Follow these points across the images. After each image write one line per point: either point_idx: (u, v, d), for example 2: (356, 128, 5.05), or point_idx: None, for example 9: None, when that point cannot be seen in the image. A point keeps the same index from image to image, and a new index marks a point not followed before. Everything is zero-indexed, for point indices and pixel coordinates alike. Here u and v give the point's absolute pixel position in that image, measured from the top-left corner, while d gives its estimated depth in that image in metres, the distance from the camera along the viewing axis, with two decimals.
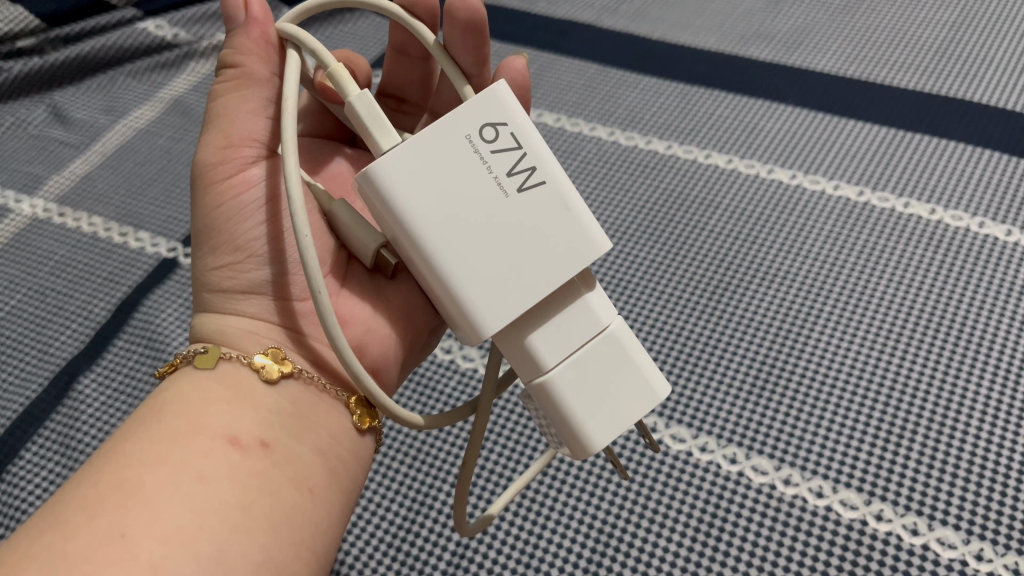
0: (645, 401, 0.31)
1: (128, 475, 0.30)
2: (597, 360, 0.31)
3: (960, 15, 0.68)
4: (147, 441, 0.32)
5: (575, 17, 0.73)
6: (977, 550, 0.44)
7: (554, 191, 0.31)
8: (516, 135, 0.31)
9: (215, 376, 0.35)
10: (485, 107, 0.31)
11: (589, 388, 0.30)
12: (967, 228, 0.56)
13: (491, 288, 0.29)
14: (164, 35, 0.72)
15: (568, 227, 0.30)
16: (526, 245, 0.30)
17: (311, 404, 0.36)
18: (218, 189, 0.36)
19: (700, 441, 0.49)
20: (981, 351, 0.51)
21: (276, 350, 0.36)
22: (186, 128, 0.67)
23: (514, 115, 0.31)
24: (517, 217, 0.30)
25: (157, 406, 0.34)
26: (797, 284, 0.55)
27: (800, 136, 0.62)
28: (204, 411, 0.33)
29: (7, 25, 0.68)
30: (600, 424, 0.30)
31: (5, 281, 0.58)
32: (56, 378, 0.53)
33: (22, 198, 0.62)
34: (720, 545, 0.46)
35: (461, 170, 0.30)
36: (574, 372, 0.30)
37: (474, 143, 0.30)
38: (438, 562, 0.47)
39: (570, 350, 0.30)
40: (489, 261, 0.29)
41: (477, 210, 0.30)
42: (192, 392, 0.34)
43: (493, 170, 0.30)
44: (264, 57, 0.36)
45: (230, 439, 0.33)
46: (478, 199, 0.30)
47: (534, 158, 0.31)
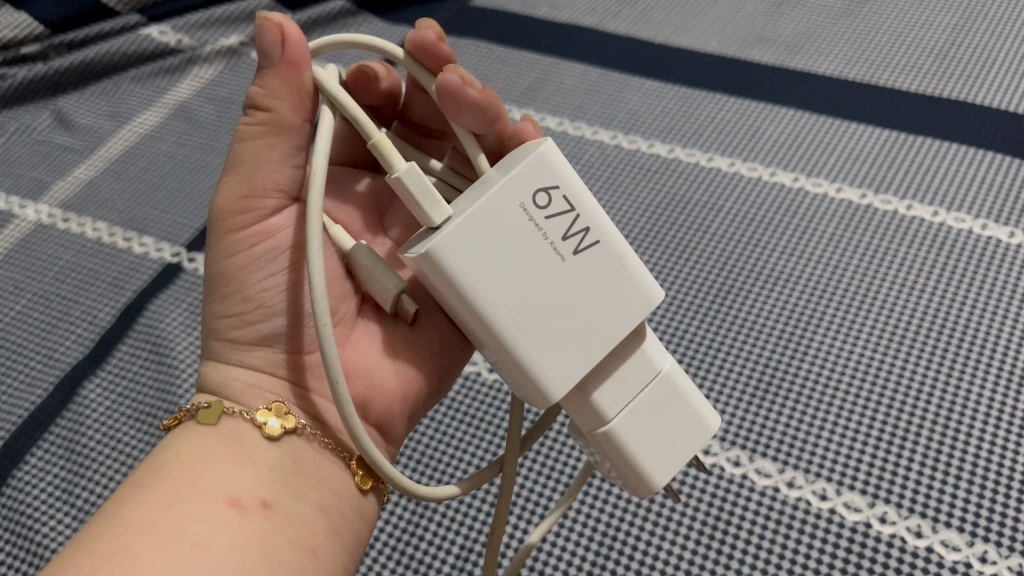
0: (699, 439, 0.32)
1: (125, 543, 0.30)
2: (657, 403, 0.31)
3: (961, 18, 0.68)
4: (146, 500, 0.32)
5: (577, 20, 0.74)
6: (981, 552, 0.44)
7: (609, 251, 0.30)
8: (568, 197, 0.30)
9: (216, 434, 0.35)
10: (535, 173, 0.29)
11: (650, 430, 0.31)
12: (969, 229, 0.56)
13: (558, 354, 0.29)
14: (168, 40, 0.73)
15: (623, 286, 0.30)
16: (587, 313, 0.29)
17: (318, 461, 0.36)
18: (237, 251, 0.36)
19: (703, 444, 0.49)
20: (983, 352, 0.51)
21: (279, 405, 0.36)
22: (191, 133, 0.67)
23: (565, 178, 0.30)
24: (577, 284, 0.29)
25: (154, 467, 0.34)
26: (799, 286, 0.55)
27: (803, 141, 0.63)
28: (202, 470, 0.33)
29: (12, 31, 0.69)
30: (662, 464, 0.31)
31: (11, 287, 0.58)
32: (62, 383, 0.54)
33: (28, 203, 0.63)
34: (723, 548, 0.46)
35: (519, 245, 0.29)
36: (636, 417, 0.31)
37: (528, 211, 0.29)
38: (444, 563, 0.47)
39: (629, 396, 0.31)
40: (557, 328, 0.29)
41: (537, 283, 0.29)
42: (190, 451, 0.34)
43: (548, 236, 0.29)
44: (297, 103, 0.34)
45: (229, 503, 0.32)
46: (539, 270, 0.29)
47: (587, 219, 0.30)
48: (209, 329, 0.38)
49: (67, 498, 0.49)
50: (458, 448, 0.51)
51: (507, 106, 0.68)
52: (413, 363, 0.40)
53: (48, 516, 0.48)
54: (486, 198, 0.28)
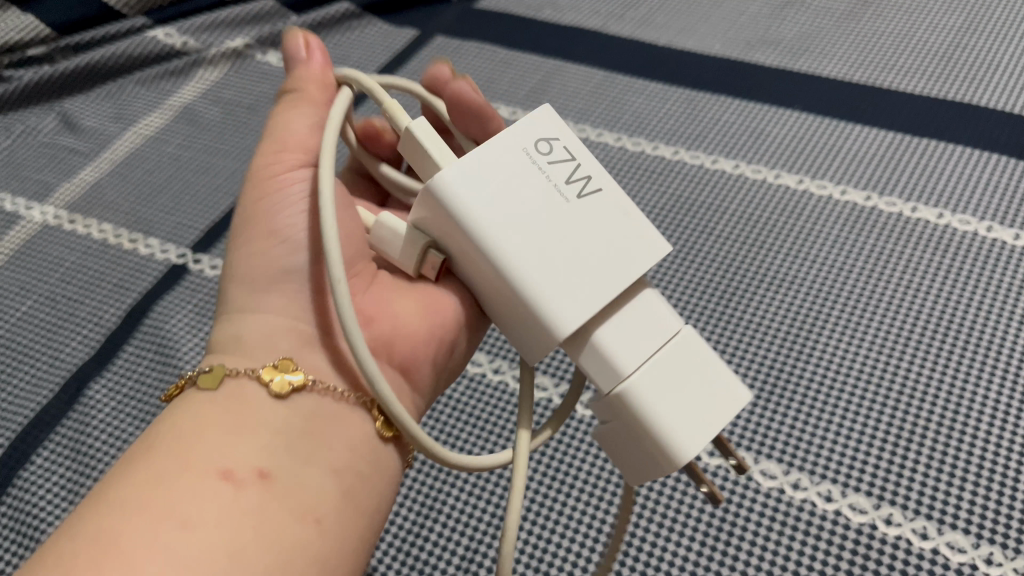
0: (730, 404, 0.29)
1: (119, 517, 0.30)
2: (674, 359, 0.30)
3: (964, 19, 0.68)
4: (140, 476, 0.32)
5: (581, 23, 0.74)
6: (987, 554, 0.44)
7: (611, 197, 0.32)
8: (570, 148, 0.32)
9: (214, 402, 0.35)
10: (537, 125, 0.32)
11: (673, 384, 0.29)
12: (974, 231, 0.56)
13: (567, 280, 0.29)
14: (173, 43, 0.73)
15: (626, 227, 0.31)
16: (592, 246, 0.30)
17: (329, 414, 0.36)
18: (265, 199, 0.38)
19: (708, 446, 0.49)
20: (987, 355, 0.51)
21: (284, 361, 0.36)
22: (196, 135, 0.68)
23: (565, 132, 0.32)
24: (580, 221, 0.31)
25: (149, 443, 0.34)
26: (805, 288, 0.55)
27: (807, 142, 0.63)
28: (196, 442, 0.33)
29: (18, 34, 0.70)
30: (687, 426, 0.29)
31: (17, 288, 0.58)
32: (67, 384, 0.54)
33: (33, 205, 0.63)
34: (728, 549, 0.46)
35: (523, 183, 0.30)
36: (655, 370, 0.29)
37: (530, 155, 0.31)
38: (451, 562, 0.47)
39: (648, 348, 0.30)
40: (561, 260, 0.30)
41: (542, 218, 0.30)
42: (184, 424, 0.34)
43: (552, 179, 0.31)
44: (321, 86, 0.40)
45: (226, 471, 0.32)
46: (543, 207, 0.30)
47: (589, 169, 0.32)
48: (234, 278, 0.39)
49: (72, 498, 0.49)
50: (462, 449, 0.51)
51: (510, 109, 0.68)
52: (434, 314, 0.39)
53: (54, 517, 0.48)
54: (491, 140, 0.31)
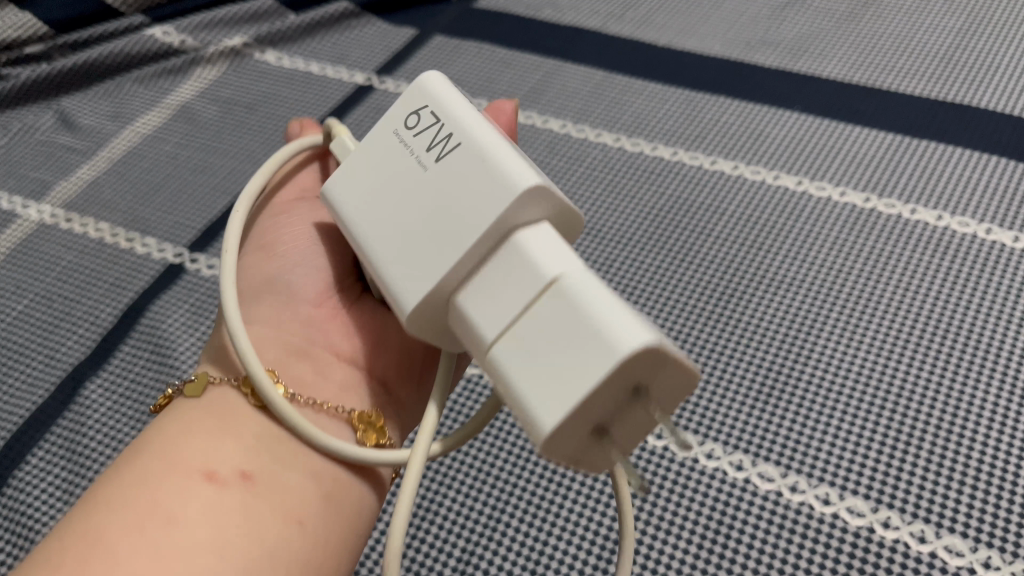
0: (611, 352, 0.24)
1: (102, 517, 0.31)
2: (545, 314, 0.26)
3: (965, 21, 0.68)
4: (124, 478, 0.33)
5: (581, 23, 0.74)
6: (985, 558, 0.44)
7: (468, 148, 0.31)
8: (436, 113, 0.33)
9: (201, 406, 0.37)
10: (411, 103, 0.34)
11: (539, 351, 0.26)
12: (974, 234, 0.56)
13: (420, 265, 0.30)
14: (171, 41, 0.73)
15: (482, 175, 0.30)
16: (443, 213, 0.30)
17: (312, 421, 0.38)
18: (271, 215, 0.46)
19: (706, 448, 0.49)
20: (985, 356, 0.51)
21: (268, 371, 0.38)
22: (194, 134, 0.67)
23: (434, 98, 0.33)
24: (437, 186, 0.31)
25: (137, 447, 0.35)
26: (804, 291, 0.55)
27: (807, 143, 0.62)
28: (180, 446, 0.34)
29: (15, 31, 0.70)
30: (552, 399, 0.25)
31: (13, 286, 0.58)
32: (62, 383, 0.53)
33: (30, 203, 0.63)
34: (726, 551, 0.46)
35: (393, 168, 0.33)
36: (519, 338, 0.26)
37: (400, 134, 0.34)
38: (448, 563, 0.47)
39: (512, 315, 0.27)
40: (417, 227, 0.31)
41: (404, 197, 0.32)
42: (171, 428, 0.36)
43: (415, 152, 0.33)
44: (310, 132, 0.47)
45: (209, 475, 0.34)
46: (406, 183, 0.32)
47: (452, 128, 0.32)
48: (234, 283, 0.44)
49: (67, 498, 0.49)
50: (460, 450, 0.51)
51: None
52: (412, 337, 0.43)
53: (48, 517, 0.48)
54: (369, 136, 0.35)
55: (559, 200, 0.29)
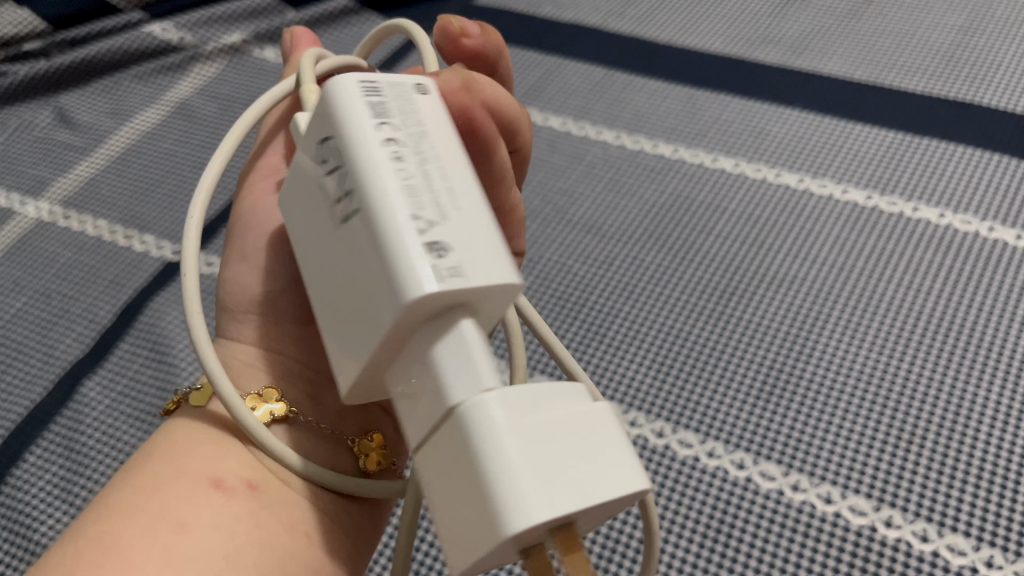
0: (494, 537, 0.21)
1: (110, 526, 0.31)
2: (447, 446, 0.23)
3: (966, 19, 0.67)
4: (129, 488, 0.33)
5: (581, 20, 0.73)
6: (987, 557, 0.44)
7: (362, 217, 0.25)
8: (337, 149, 0.27)
9: (205, 416, 0.37)
10: (320, 123, 0.28)
11: (444, 482, 0.23)
12: (976, 232, 0.56)
13: (335, 346, 0.27)
14: (170, 38, 0.72)
15: (375, 262, 0.24)
16: (348, 293, 0.26)
17: (313, 446, 0.38)
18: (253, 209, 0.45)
19: (707, 447, 0.49)
20: (986, 354, 0.51)
21: (267, 392, 0.39)
22: (192, 131, 0.67)
23: (338, 125, 0.27)
24: (341, 253, 0.26)
25: (140, 459, 0.35)
26: (805, 289, 0.55)
27: (808, 141, 0.62)
28: (185, 456, 0.34)
29: (13, 28, 0.69)
30: (452, 546, 0.22)
31: (11, 284, 0.58)
32: (60, 381, 0.53)
33: (28, 200, 0.62)
34: (727, 550, 0.46)
35: (312, 205, 0.29)
36: (427, 462, 0.24)
37: (315, 166, 0.28)
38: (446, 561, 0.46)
39: (423, 432, 0.24)
40: (331, 295, 0.27)
41: (320, 251, 0.28)
42: (176, 439, 0.35)
43: (327, 197, 0.27)
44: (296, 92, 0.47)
45: (217, 483, 0.34)
46: (321, 234, 0.28)
47: (351, 179, 0.26)
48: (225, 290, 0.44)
49: (65, 497, 0.49)
50: None
51: None
52: None
53: (45, 515, 0.48)
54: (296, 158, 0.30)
55: (471, 290, 0.23)
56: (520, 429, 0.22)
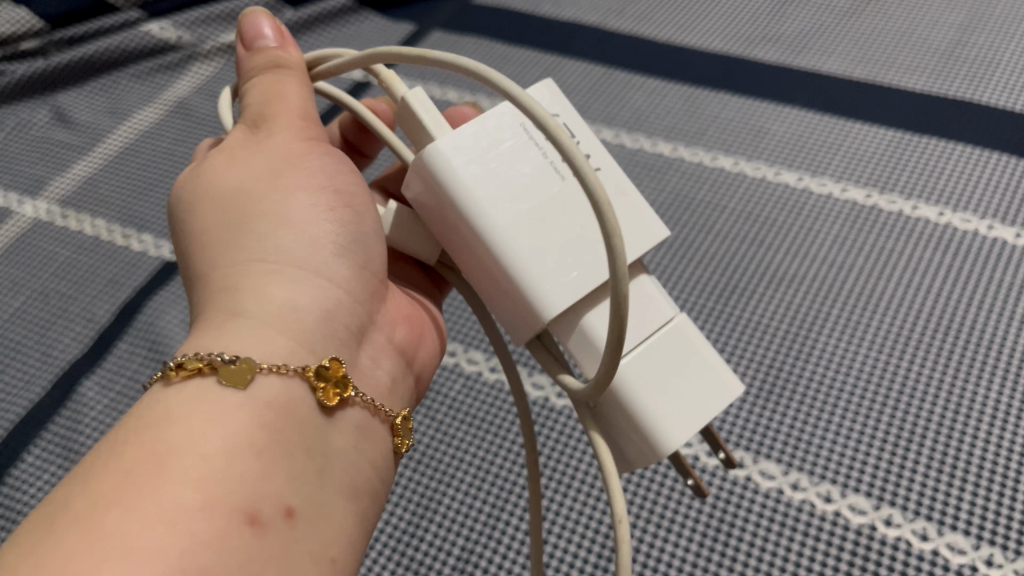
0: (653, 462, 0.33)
1: (128, 537, 0.25)
2: (658, 347, 0.33)
3: (966, 16, 0.67)
4: (149, 481, 0.27)
5: (580, 18, 0.73)
6: (987, 555, 0.44)
7: (608, 179, 0.35)
8: (569, 127, 0.35)
9: (244, 398, 0.31)
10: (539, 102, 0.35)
11: (656, 376, 0.32)
12: (975, 230, 0.56)
13: (558, 270, 0.32)
14: (168, 37, 0.72)
15: (627, 211, 0.34)
16: (580, 227, 0.33)
17: (356, 432, 0.35)
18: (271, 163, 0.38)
19: (706, 445, 0.49)
20: (986, 353, 0.51)
21: (336, 367, 0.34)
22: (190, 130, 0.67)
23: (563, 111, 0.36)
24: (575, 196, 0.33)
25: (162, 438, 0.28)
26: (804, 286, 0.55)
27: (807, 139, 0.62)
28: (219, 455, 0.28)
29: (11, 26, 0.69)
30: (676, 419, 0.32)
31: (9, 282, 0.58)
32: (58, 380, 0.53)
33: (26, 199, 0.62)
34: (727, 548, 0.45)
35: (522, 154, 0.33)
36: (641, 362, 0.32)
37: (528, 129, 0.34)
38: (447, 559, 0.46)
39: (636, 343, 0.33)
40: (551, 233, 0.33)
41: (538, 187, 0.33)
42: (204, 423, 0.29)
43: (548, 155, 0.34)
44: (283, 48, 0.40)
45: (254, 508, 0.28)
46: (538, 179, 0.33)
47: (586, 149, 0.35)
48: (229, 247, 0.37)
49: None
50: (459, 448, 0.50)
51: None
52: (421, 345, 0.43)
53: None
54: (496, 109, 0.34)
55: (657, 237, 0.34)
56: (688, 335, 0.33)
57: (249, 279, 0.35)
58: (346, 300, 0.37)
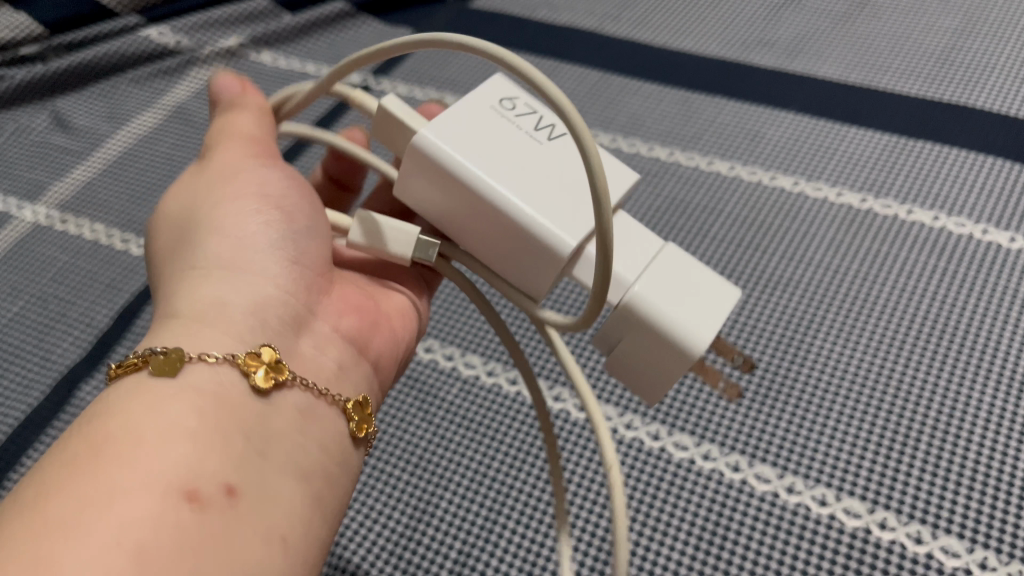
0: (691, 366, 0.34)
1: (62, 515, 0.26)
2: (660, 266, 0.35)
3: (960, 21, 0.68)
4: (82, 466, 0.27)
5: (577, 23, 0.74)
6: (981, 558, 0.44)
7: None
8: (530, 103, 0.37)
9: (178, 387, 0.32)
10: (499, 87, 0.37)
11: (670, 288, 0.35)
12: (970, 234, 0.56)
13: (561, 217, 0.33)
14: (167, 41, 0.73)
15: None
16: (574, 182, 0.34)
17: (300, 413, 0.35)
18: (215, 189, 0.39)
19: (702, 449, 0.49)
20: (982, 358, 0.51)
21: (269, 352, 0.35)
22: (189, 134, 0.67)
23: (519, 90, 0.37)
24: (560, 157, 0.35)
25: (99, 428, 0.29)
26: (799, 291, 0.55)
27: (802, 143, 0.62)
28: (154, 436, 0.29)
29: (10, 31, 0.69)
30: (698, 319, 0.34)
31: (8, 287, 0.58)
32: (57, 385, 0.53)
33: (25, 204, 0.62)
34: (723, 552, 0.46)
35: (501, 132, 0.35)
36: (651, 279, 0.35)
37: (497, 110, 0.36)
38: (444, 562, 0.46)
39: (643, 265, 0.35)
40: (548, 189, 0.34)
41: (523, 155, 0.34)
42: (138, 410, 0.30)
43: (522, 128, 0.36)
44: (246, 90, 0.42)
45: (191, 485, 0.29)
46: (522, 149, 0.35)
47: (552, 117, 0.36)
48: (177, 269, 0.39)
49: None
50: (456, 452, 0.51)
51: None
52: (381, 331, 0.43)
53: None
54: (463, 102, 0.36)
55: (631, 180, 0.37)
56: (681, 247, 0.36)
57: (186, 286, 0.37)
58: (284, 296, 0.38)
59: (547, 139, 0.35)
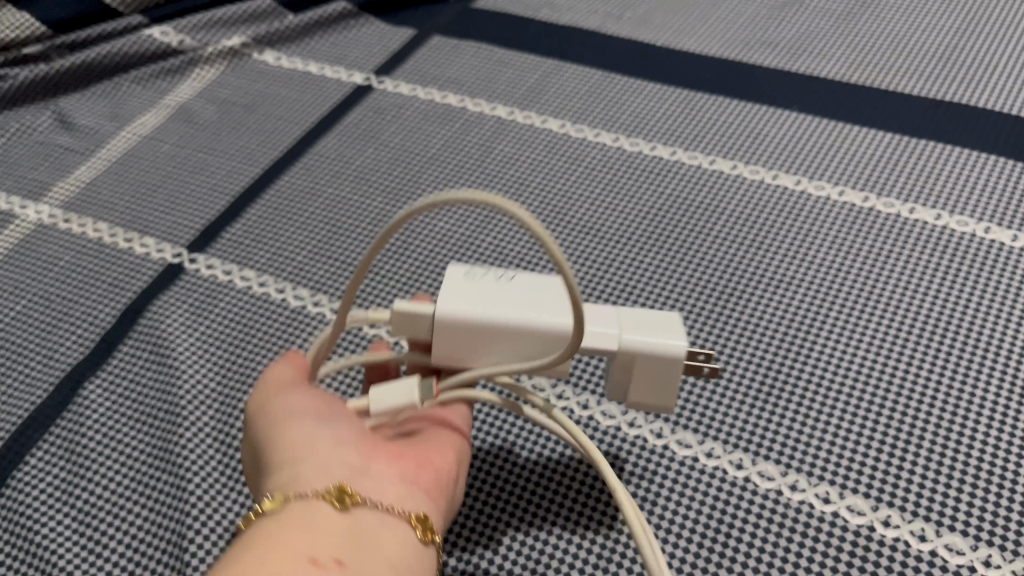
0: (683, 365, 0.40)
1: None
2: (626, 314, 0.41)
3: (960, 23, 0.68)
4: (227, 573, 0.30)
5: (579, 23, 0.74)
6: (985, 556, 0.44)
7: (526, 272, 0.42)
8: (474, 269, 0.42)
9: (281, 517, 0.34)
10: (454, 269, 0.42)
11: (640, 324, 0.40)
12: (972, 232, 0.56)
13: (554, 309, 0.39)
14: (170, 41, 0.73)
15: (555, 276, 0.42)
16: (550, 294, 0.40)
17: (383, 523, 0.36)
18: (270, 407, 0.41)
19: (705, 447, 0.49)
20: (984, 355, 0.51)
21: (343, 485, 0.36)
22: (192, 133, 0.67)
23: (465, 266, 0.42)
24: (528, 286, 0.40)
25: (239, 551, 0.32)
26: (801, 288, 0.55)
27: (805, 142, 0.63)
28: (276, 543, 0.32)
29: (14, 31, 0.70)
30: (673, 332, 0.40)
31: (12, 286, 0.58)
32: (61, 384, 0.53)
33: (29, 203, 0.62)
34: (727, 550, 0.46)
35: (480, 292, 0.40)
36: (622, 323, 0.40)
37: (463, 279, 0.41)
38: (449, 560, 0.46)
39: (612, 318, 0.40)
40: (537, 306, 0.40)
41: (506, 296, 0.40)
42: (260, 536, 0.33)
43: (487, 281, 0.41)
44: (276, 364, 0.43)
45: (312, 560, 0.32)
46: (502, 292, 0.40)
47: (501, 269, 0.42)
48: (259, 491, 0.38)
49: (66, 498, 0.48)
50: None
51: (508, 107, 0.68)
52: (439, 473, 0.41)
53: (48, 516, 0.48)
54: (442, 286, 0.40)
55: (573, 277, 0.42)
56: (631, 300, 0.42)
57: (270, 484, 0.37)
58: (352, 453, 0.38)
59: (509, 277, 0.41)
